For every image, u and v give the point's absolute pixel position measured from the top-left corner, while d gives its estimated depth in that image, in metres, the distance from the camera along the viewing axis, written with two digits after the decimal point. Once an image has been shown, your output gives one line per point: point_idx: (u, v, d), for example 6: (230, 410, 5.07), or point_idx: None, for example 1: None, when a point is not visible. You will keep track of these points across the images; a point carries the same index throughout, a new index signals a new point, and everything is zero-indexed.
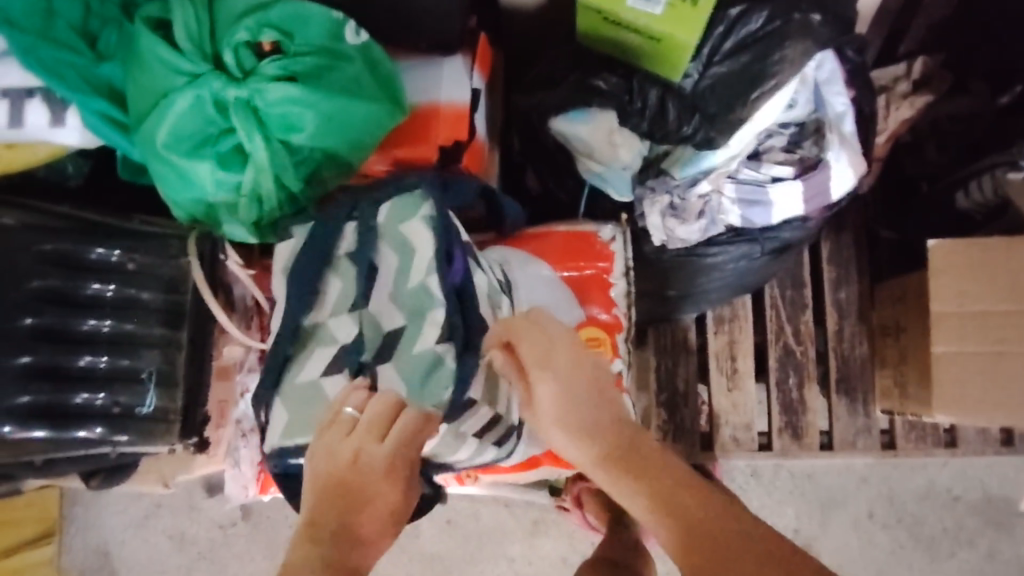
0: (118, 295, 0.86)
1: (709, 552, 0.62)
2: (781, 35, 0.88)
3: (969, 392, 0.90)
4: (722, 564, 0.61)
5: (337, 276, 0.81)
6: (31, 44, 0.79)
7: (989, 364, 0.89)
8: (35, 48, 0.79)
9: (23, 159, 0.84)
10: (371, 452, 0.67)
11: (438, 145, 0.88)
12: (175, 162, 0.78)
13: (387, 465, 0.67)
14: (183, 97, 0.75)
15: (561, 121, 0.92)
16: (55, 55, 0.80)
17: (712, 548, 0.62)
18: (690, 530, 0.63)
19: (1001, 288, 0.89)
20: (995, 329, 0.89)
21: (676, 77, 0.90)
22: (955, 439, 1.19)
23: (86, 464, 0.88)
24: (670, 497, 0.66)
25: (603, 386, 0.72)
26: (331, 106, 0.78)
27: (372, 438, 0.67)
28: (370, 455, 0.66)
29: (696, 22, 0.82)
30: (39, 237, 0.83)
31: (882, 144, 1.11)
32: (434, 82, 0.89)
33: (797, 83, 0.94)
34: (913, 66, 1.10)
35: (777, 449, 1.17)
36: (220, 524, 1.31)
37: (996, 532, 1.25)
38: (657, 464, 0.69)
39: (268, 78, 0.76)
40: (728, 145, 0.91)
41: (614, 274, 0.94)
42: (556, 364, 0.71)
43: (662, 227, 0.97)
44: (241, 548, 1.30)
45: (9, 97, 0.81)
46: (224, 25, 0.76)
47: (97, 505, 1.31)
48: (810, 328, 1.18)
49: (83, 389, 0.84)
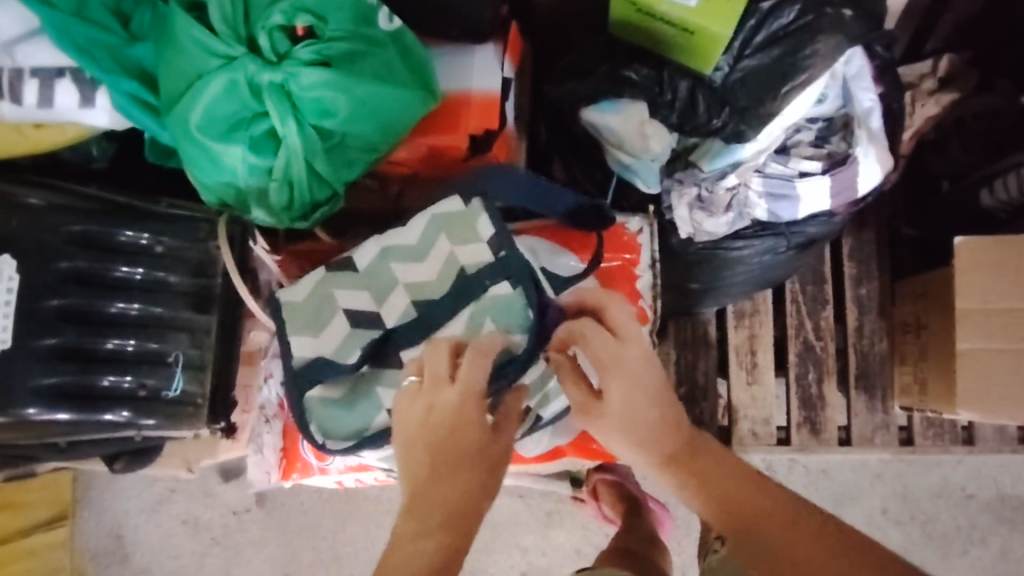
0: (146, 278, 0.86)
1: (749, 520, 0.62)
2: (813, 29, 0.88)
3: (993, 389, 0.90)
4: (762, 529, 0.61)
5: (427, 239, 0.83)
6: (63, 22, 0.78)
7: (1013, 361, 0.89)
8: (68, 27, 0.79)
9: (49, 141, 0.84)
10: (444, 401, 0.66)
11: (469, 134, 0.88)
12: (207, 145, 0.78)
13: (462, 412, 0.65)
14: (218, 79, 0.74)
15: (591, 112, 0.91)
16: (87, 34, 0.79)
17: (751, 516, 0.62)
18: (731, 503, 0.64)
19: None
20: (1021, 325, 0.89)
21: (707, 70, 0.89)
22: (972, 437, 1.19)
23: (112, 446, 0.89)
24: (728, 490, 0.65)
25: (667, 391, 0.70)
26: (364, 91, 0.78)
27: (442, 386, 0.67)
28: (442, 405, 0.65)
29: (731, 13, 0.81)
30: (69, 218, 0.83)
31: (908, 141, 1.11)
32: (465, 70, 0.89)
33: (828, 77, 0.94)
34: (939, 64, 1.09)
35: (795, 443, 1.17)
36: (234, 510, 1.31)
37: (1010, 530, 1.25)
38: (718, 468, 0.67)
39: (302, 62, 0.76)
40: (758, 137, 0.91)
41: (641, 265, 0.94)
42: (624, 364, 0.69)
43: (690, 220, 0.97)
44: (256, 534, 1.30)
45: (39, 77, 0.81)
46: (258, 8, 0.76)
47: (112, 489, 1.32)
48: (830, 324, 1.18)
49: (111, 371, 0.84)
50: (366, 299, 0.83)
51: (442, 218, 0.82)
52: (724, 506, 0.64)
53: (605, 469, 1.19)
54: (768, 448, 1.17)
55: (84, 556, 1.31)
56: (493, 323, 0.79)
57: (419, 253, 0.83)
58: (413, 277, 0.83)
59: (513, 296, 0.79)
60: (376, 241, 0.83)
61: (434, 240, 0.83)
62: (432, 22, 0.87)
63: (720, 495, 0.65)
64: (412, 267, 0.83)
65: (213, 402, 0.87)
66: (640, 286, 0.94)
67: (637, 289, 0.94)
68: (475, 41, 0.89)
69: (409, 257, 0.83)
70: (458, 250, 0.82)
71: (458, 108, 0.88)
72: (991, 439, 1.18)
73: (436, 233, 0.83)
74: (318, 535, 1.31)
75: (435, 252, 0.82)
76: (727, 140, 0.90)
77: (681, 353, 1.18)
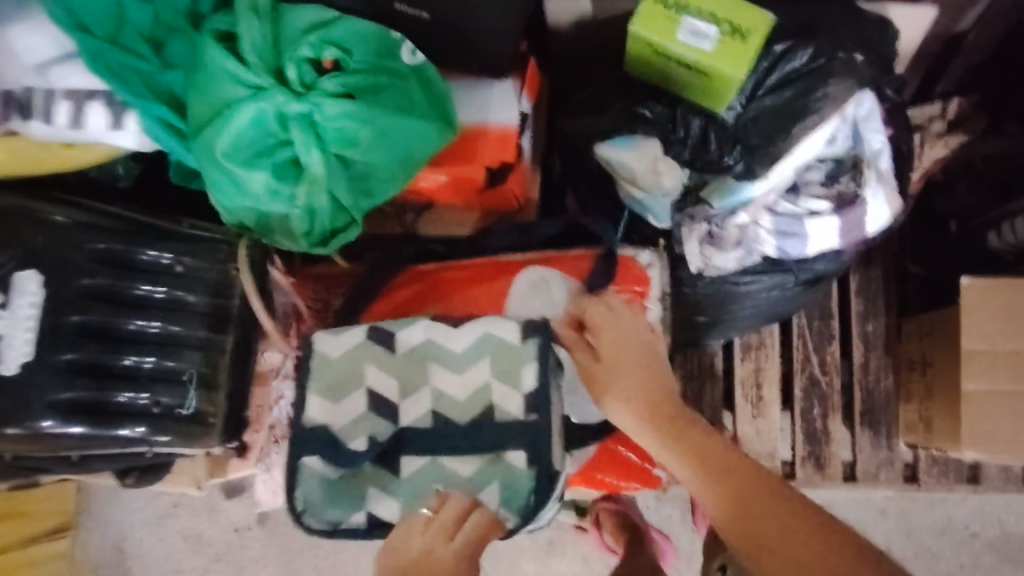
0: (166, 297, 0.88)
1: (754, 517, 0.64)
2: (824, 72, 0.91)
3: (997, 429, 0.91)
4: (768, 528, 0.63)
5: (491, 356, 0.84)
6: (100, 49, 0.81)
7: (1019, 403, 0.90)
8: (103, 53, 0.81)
9: (77, 159, 0.87)
10: (441, 553, 0.69)
11: (485, 166, 0.91)
12: (232, 170, 0.79)
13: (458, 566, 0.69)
14: (245, 109, 0.76)
15: (606, 147, 0.93)
16: (122, 59, 0.82)
17: (757, 516, 0.64)
18: (738, 500, 0.66)
19: None
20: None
21: (720, 109, 0.91)
22: (978, 475, 1.20)
23: (123, 462, 0.90)
24: (740, 493, 0.66)
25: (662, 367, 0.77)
26: (387, 122, 0.80)
27: (442, 539, 0.71)
28: (439, 556, 0.69)
29: (745, 57, 0.83)
30: (92, 236, 0.85)
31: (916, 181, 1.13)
32: (484, 104, 0.91)
33: (839, 118, 0.96)
34: (948, 107, 1.11)
35: (800, 478, 1.18)
36: (236, 527, 1.32)
37: (1014, 570, 1.25)
38: (735, 469, 0.68)
39: (328, 93, 0.78)
40: (768, 177, 0.93)
41: (650, 298, 0.95)
42: (625, 347, 0.77)
43: (700, 255, 0.98)
44: (257, 552, 1.31)
45: (72, 98, 0.83)
46: (288, 41, 0.79)
47: (117, 501, 1.33)
48: (835, 360, 1.19)
49: (126, 388, 0.85)
50: (391, 387, 0.84)
51: (501, 344, 0.84)
52: (732, 498, 0.66)
53: (608, 497, 1.20)
54: None
55: (85, 568, 1.32)
56: (497, 490, 0.80)
57: (460, 364, 0.84)
58: (434, 383, 0.84)
59: (529, 474, 0.80)
60: (424, 329, 0.85)
61: (478, 359, 0.83)
62: (455, 54, 0.89)
63: (728, 490, 0.67)
64: (448, 379, 0.84)
65: (226, 422, 0.90)
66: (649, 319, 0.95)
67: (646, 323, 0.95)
68: (496, 74, 0.91)
69: (449, 364, 0.84)
70: (495, 386, 0.83)
71: (476, 139, 0.91)
72: (997, 480, 1.18)
73: (493, 360, 0.83)
74: (319, 555, 1.31)
75: (474, 371, 0.83)
76: (737, 177, 0.93)
77: (686, 384, 1.20)
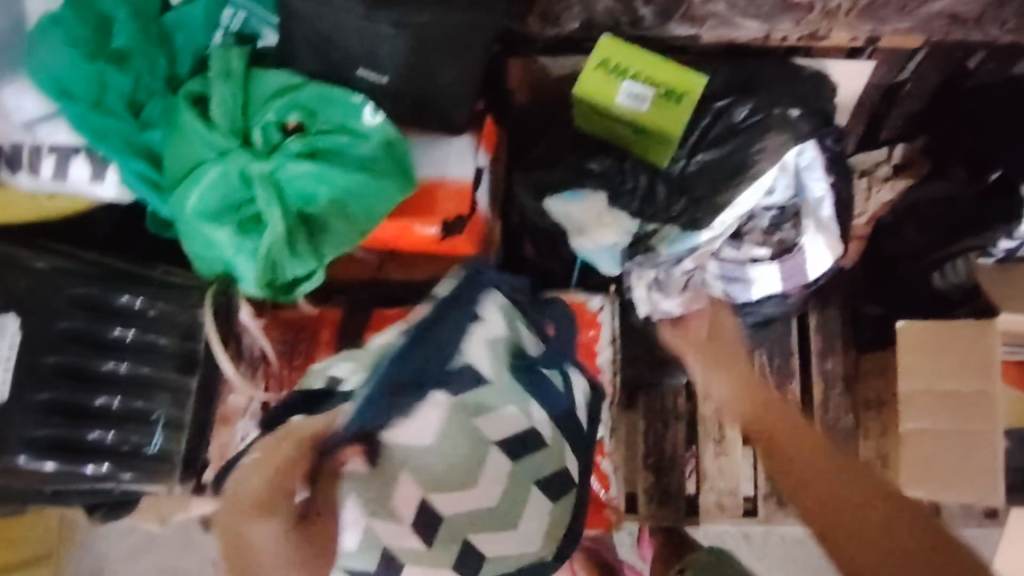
0: (137, 340, 0.93)
1: (813, 455, 0.89)
2: (761, 127, 0.97)
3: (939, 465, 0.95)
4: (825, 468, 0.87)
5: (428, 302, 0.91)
6: (83, 110, 0.87)
7: (960, 441, 0.93)
8: (87, 115, 0.87)
9: (59, 208, 0.93)
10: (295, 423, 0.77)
11: (444, 218, 0.95)
12: (198, 227, 0.86)
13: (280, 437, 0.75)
14: (212, 170, 0.84)
15: (555, 199, 0.99)
16: (103, 122, 0.88)
17: (825, 463, 0.87)
18: (794, 433, 0.93)
19: (972, 361, 0.92)
20: (966, 407, 0.93)
21: (664, 162, 0.98)
22: (942, 512, 1.21)
23: (92, 497, 0.93)
24: (817, 441, 0.91)
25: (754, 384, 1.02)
26: (345, 181, 0.87)
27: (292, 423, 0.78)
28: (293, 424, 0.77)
29: (679, 117, 0.91)
30: (67, 281, 0.89)
31: (862, 225, 1.17)
32: (442, 159, 0.98)
33: (777, 170, 0.99)
34: (894, 152, 1.15)
35: (763, 515, 1.20)
36: (211, 562, 1.34)
37: None
38: (812, 442, 0.91)
39: (289, 153, 0.85)
40: (710, 228, 0.98)
41: (602, 341, 1.02)
42: (725, 342, 1.07)
43: (647, 300, 1.02)
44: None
45: (56, 153, 0.89)
46: (256, 105, 0.87)
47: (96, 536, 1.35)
48: (795, 397, 1.23)
49: (98, 426, 0.90)
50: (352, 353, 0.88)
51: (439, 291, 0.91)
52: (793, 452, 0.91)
53: None
54: (736, 520, 1.20)
55: None
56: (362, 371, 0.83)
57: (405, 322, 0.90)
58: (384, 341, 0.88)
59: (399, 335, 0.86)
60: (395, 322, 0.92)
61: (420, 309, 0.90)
62: (416, 110, 0.96)
63: (795, 435, 0.92)
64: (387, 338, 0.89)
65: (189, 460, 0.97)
66: (602, 361, 1.02)
67: (598, 364, 1.02)
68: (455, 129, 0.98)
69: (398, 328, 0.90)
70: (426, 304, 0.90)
71: (436, 196, 0.97)
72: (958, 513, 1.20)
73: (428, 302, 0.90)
74: None
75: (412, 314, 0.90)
76: (682, 227, 0.98)
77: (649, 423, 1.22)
